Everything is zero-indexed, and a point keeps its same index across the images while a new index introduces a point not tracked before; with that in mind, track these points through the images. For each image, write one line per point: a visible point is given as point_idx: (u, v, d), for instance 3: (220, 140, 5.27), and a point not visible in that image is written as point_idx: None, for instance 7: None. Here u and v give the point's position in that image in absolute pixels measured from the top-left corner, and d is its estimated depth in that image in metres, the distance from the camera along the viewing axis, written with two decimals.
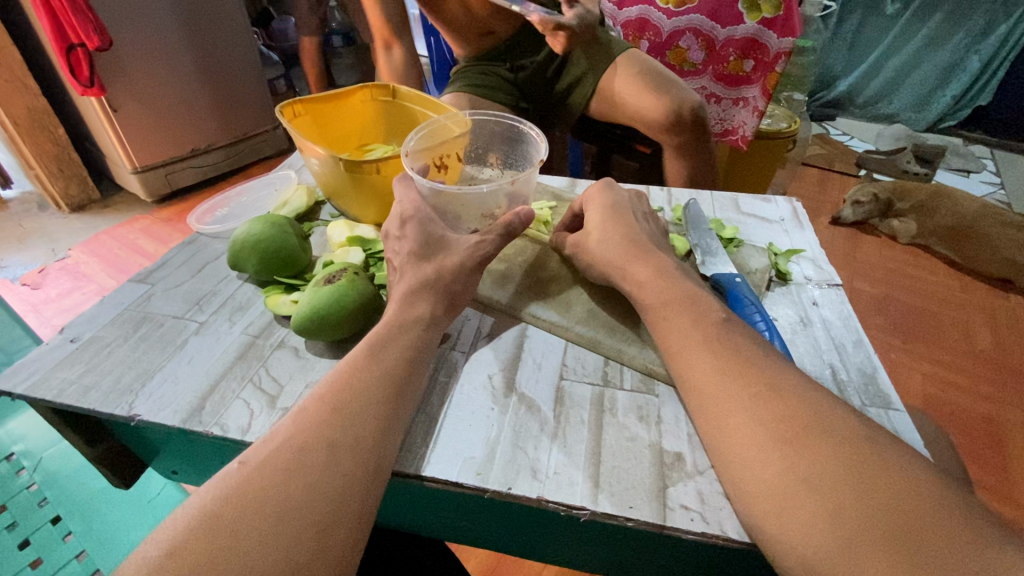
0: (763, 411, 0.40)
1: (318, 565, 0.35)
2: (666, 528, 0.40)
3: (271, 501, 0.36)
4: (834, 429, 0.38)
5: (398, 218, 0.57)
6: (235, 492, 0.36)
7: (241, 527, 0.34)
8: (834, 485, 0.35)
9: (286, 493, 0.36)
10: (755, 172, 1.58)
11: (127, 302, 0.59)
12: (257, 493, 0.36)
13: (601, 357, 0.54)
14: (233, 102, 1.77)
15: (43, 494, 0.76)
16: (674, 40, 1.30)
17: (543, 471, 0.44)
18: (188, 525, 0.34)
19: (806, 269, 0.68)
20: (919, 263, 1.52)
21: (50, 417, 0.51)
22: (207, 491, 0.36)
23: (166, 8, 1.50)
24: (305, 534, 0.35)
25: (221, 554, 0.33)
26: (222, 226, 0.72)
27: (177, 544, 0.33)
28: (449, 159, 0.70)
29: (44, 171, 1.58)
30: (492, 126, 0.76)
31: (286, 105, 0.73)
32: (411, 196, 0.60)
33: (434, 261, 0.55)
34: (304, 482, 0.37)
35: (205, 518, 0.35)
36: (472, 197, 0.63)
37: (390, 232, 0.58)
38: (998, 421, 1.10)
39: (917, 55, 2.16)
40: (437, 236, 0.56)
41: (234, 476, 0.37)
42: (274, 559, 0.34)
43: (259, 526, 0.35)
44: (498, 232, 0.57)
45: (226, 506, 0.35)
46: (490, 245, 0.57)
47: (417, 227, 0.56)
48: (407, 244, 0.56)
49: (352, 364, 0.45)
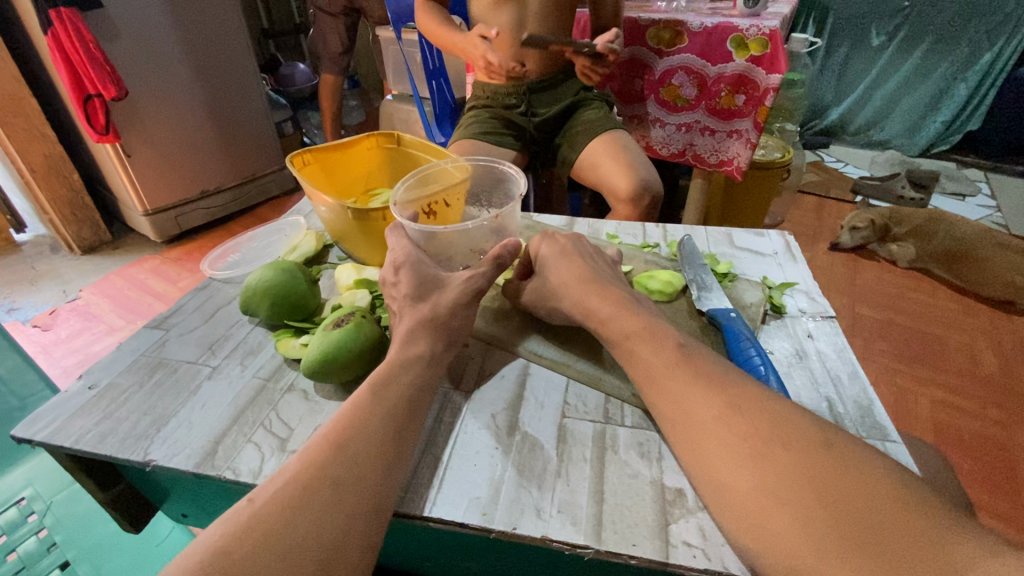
0: (730, 432, 0.41)
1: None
2: (669, 565, 0.41)
3: (279, 540, 0.37)
4: (801, 434, 0.39)
5: (392, 265, 0.60)
6: (245, 533, 0.37)
7: (248, 568, 0.35)
8: (795, 493, 0.36)
9: (294, 534, 0.38)
10: (751, 200, 1.61)
11: (142, 348, 0.62)
12: (266, 531, 0.37)
13: (602, 394, 0.56)
14: (243, 145, 1.83)
15: (51, 539, 0.77)
16: (667, 78, 1.37)
17: (547, 510, 0.45)
18: (200, 563, 0.35)
19: (800, 301, 0.70)
20: (919, 287, 1.53)
21: (66, 463, 0.53)
22: (215, 530, 0.38)
23: (179, 58, 1.58)
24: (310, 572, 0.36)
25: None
26: (233, 271, 0.75)
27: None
28: (439, 205, 0.72)
29: (58, 215, 1.63)
30: (483, 170, 0.78)
31: (295, 155, 0.77)
32: (403, 243, 0.62)
33: (430, 301, 0.57)
34: (311, 521, 0.38)
35: (216, 557, 0.36)
36: (463, 238, 0.66)
37: (386, 279, 0.60)
38: (1008, 445, 1.09)
39: (906, 84, 2.22)
40: (431, 275, 0.59)
41: (242, 514, 0.38)
42: None
43: (267, 566, 0.36)
44: (488, 266, 0.60)
45: (236, 544, 0.36)
46: (482, 278, 0.59)
47: (411, 271, 0.59)
48: (403, 287, 0.58)
49: (358, 403, 0.47)
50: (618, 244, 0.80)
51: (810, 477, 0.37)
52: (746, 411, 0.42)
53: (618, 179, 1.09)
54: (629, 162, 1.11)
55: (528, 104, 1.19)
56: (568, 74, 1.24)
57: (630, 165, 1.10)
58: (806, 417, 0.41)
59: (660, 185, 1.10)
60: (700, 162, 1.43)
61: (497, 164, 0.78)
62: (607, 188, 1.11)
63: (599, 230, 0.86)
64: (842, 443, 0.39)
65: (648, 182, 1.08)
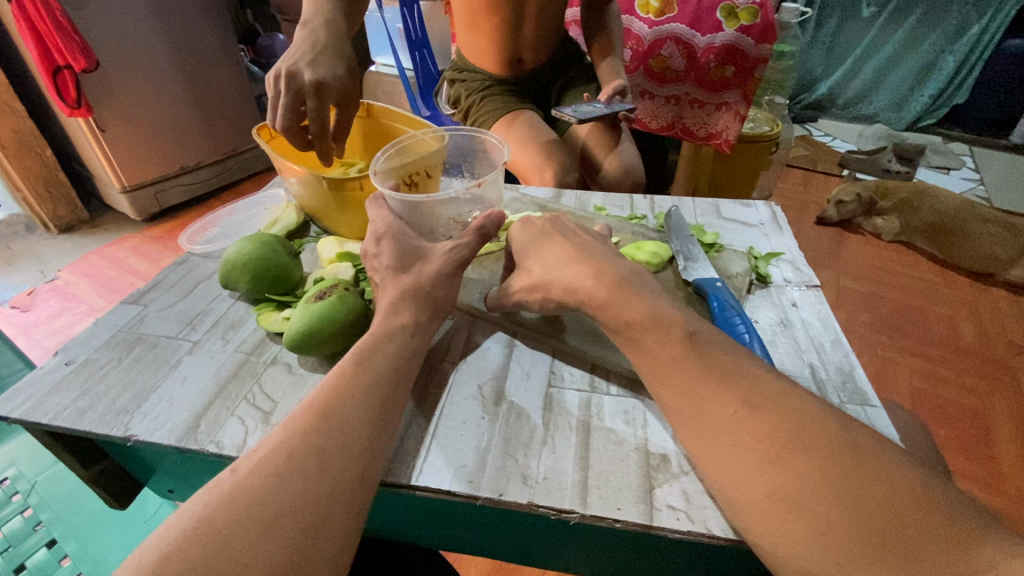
0: (752, 425, 0.40)
1: (310, 568, 0.36)
2: (653, 527, 0.41)
3: (263, 507, 0.37)
4: (815, 421, 0.40)
5: (373, 237, 0.59)
6: (228, 499, 0.37)
7: (229, 535, 0.35)
8: (820, 503, 0.36)
9: (275, 500, 0.37)
10: (738, 175, 1.56)
11: (120, 324, 0.60)
12: (251, 499, 0.37)
13: (587, 364, 0.56)
14: (222, 119, 1.78)
15: (37, 517, 0.76)
16: (656, 48, 1.33)
17: (534, 477, 0.45)
18: (184, 533, 0.35)
19: (786, 271, 0.70)
20: (902, 260, 1.55)
21: (45, 439, 0.52)
22: (200, 500, 0.37)
23: (151, 29, 1.51)
24: (295, 539, 0.36)
25: (216, 559, 0.34)
26: (213, 245, 0.73)
27: (172, 552, 0.34)
28: (420, 176, 0.70)
29: (32, 194, 1.58)
30: (463, 140, 0.78)
31: (263, 126, 0.75)
32: (384, 215, 0.61)
33: (412, 272, 0.56)
34: (293, 487, 0.38)
35: (199, 525, 0.35)
36: (446, 209, 0.65)
37: (368, 250, 0.59)
38: (984, 412, 1.13)
39: (895, 56, 2.21)
40: (414, 247, 0.58)
41: (224, 485, 0.38)
42: (264, 564, 0.35)
43: (251, 532, 0.36)
44: (472, 236, 0.59)
45: (218, 513, 0.36)
46: (465, 248, 0.58)
47: (392, 242, 0.58)
48: (385, 259, 0.57)
49: (340, 374, 0.47)
50: (605, 215, 0.79)
51: (821, 468, 0.37)
52: (738, 379, 0.43)
53: (600, 166, 1.09)
54: (613, 145, 1.09)
55: (522, 91, 1.18)
56: (570, 58, 1.21)
57: (624, 153, 1.09)
58: (792, 392, 0.42)
59: (641, 171, 1.10)
60: (689, 135, 1.41)
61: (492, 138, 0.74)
62: (590, 172, 1.12)
63: (587, 201, 0.85)
64: (860, 433, 0.39)
65: (629, 169, 1.08)
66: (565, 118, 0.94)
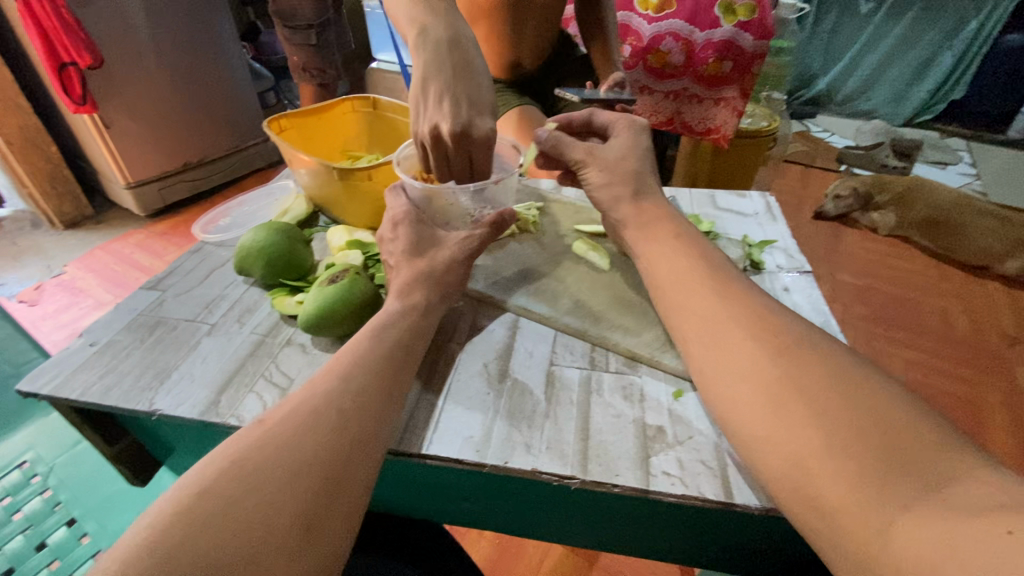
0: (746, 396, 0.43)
1: (332, 513, 0.38)
2: (650, 491, 0.44)
3: (287, 454, 0.39)
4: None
5: (391, 222, 0.61)
6: (257, 446, 0.39)
7: (261, 478, 0.37)
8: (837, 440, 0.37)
9: (299, 448, 0.39)
10: (736, 170, 1.59)
11: (140, 308, 0.63)
12: (276, 447, 0.39)
13: (587, 343, 0.59)
14: (226, 116, 1.81)
15: (56, 498, 0.79)
16: (655, 44, 1.35)
17: (537, 446, 0.47)
18: (216, 472, 0.37)
19: (778, 258, 0.73)
20: (898, 253, 1.58)
21: (71, 415, 0.54)
22: (230, 447, 0.39)
23: (157, 27, 1.54)
24: (318, 485, 0.38)
25: (244, 497, 0.36)
26: (225, 235, 0.76)
27: (207, 488, 0.36)
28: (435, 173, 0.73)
29: (38, 190, 1.60)
30: None
31: (273, 119, 0.78)
32: (401, 203, 0.63)
33: (427, 257, 0.59)
34: (316, 439, 0.40)
35: (231, 467, 0.37)
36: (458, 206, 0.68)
37: (384, 235, 0.61)
38: (975, 402, 1.15)
39: (893, 52, 2.23)
40: (429, 235, 0.61)
41: (251, 434, 0.40)
42: (291, 506, 0.36)
43: (282, 477, 0.38)
44: (487, 227, 0.63)
45: (248, 458, 0.38)
46: (479, 240, 0.62)
47: (409, 228, 0.60)
48: (400, 244, 0.59)
49: (358, 344, 0.49)
50: None
51: None
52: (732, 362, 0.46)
53: None
54: None
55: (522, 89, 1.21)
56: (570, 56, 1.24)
57: None
58: None
59: None
60: (688, 130, 1.45)
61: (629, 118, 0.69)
62: None
63: None
64: None
65: None
66: (569, 98, 0.95)
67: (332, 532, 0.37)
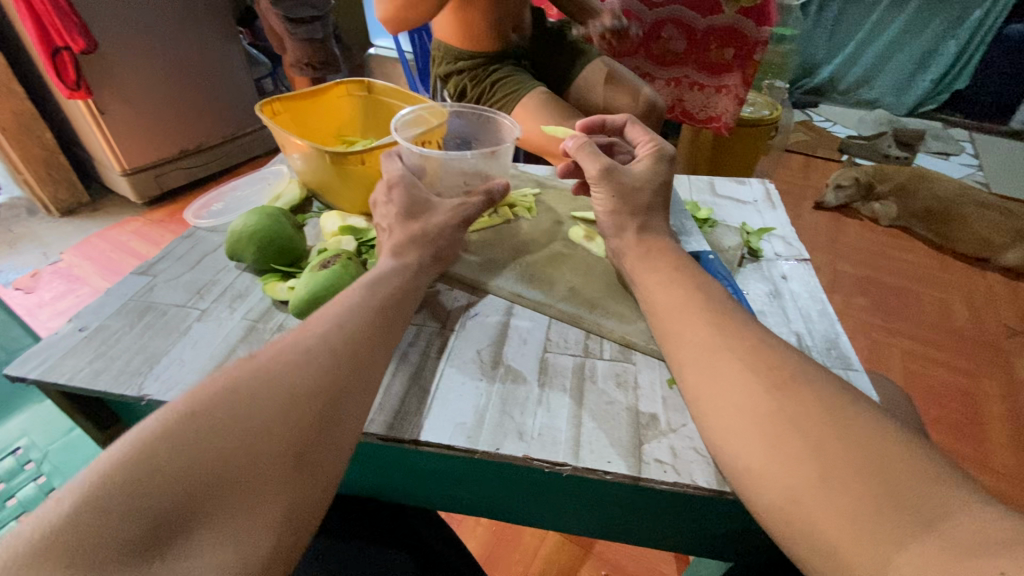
0: (743, 386, 0.42)
1: (322, 444, 0.38)
2: (642, 479, 0.44)
3: (279, 383, 0.38)
4: (803, 376, 0.42)
5: (385, 183, 0.61)
6: (247, 374, 0.38)
7: (252, 402, 0.37)
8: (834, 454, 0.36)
9: (291, 379, 0.39)
10: (738, 159, 1.58)
11: (130, 293, 0.62)
12: (268, 376, 0.39)
13: (582, 331, 0.58)
14: (223, 103, 1.79)
15: (51, 485, 0.79)
16: (656, 31, 1.33)
17: (529, 433, 0.47)
18: (206, 393, 0.36)
19: (777, 246, 0.72)
20: (899, 244, 1.57)
21: (61, 400, 0.54)
22: (219, 375, 0.39)
23: (152, 11, 1.52)
24: (310, 415, 0.38)
25: (235, 417, 0.35)
26: (218, 220, 0.75)
27: (197, 407, 0.35)
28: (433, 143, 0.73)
29: (34, 176, 1.59)
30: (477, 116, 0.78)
31: (267, 103, 0.76)
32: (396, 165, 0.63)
33: (421, 221, 0.59)
34: (308, 372, 0.40)
35: (221, 389, 0.37)
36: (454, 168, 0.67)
37: (379, 198, 0.61)
38: (974, 393, 1.15)
39: (897, 40, 2.20)
40: (422, 199, 0.61)
41: (240, 366, 0.40)
42: (284, 431, 0.36)
43: (275, 405, 0.37)
44: (480, 198, 0.62)
45: (240, 383, 0.37)
46: (472, 208, 0.62)
47: (402, 191, 0.60)
48: (394, 207, 0.59)
49: (350, 295, 0.49)
50: None
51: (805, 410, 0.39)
52: (730, 348, 0.45)
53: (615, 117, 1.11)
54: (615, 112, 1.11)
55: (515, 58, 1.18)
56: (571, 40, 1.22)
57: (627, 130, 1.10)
58: (781, 353, 0.44)
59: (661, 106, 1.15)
60: (689, 118, 1.43)
61: (654, 144, 0.67)
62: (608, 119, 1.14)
63: None
64: (844, 394, 0.41)
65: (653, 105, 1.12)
66: None
67: (324, 463, 0.37)
